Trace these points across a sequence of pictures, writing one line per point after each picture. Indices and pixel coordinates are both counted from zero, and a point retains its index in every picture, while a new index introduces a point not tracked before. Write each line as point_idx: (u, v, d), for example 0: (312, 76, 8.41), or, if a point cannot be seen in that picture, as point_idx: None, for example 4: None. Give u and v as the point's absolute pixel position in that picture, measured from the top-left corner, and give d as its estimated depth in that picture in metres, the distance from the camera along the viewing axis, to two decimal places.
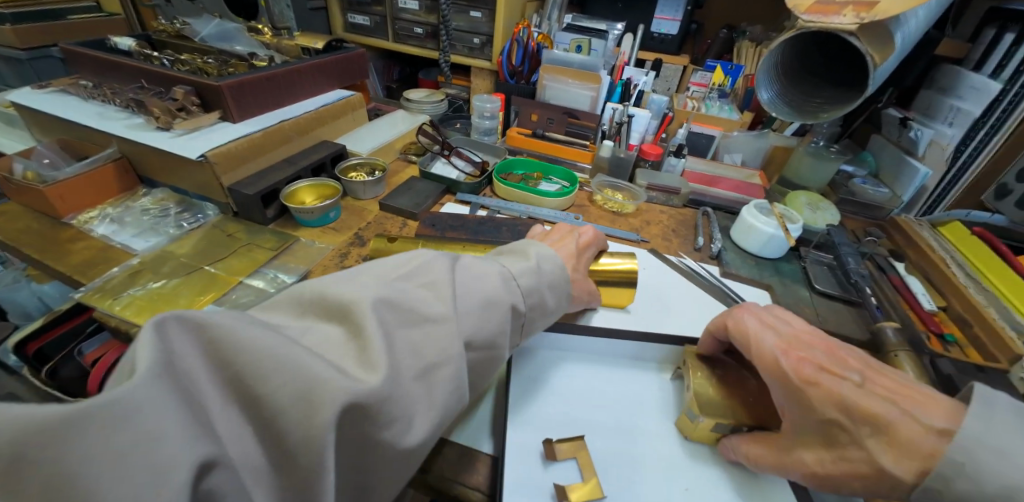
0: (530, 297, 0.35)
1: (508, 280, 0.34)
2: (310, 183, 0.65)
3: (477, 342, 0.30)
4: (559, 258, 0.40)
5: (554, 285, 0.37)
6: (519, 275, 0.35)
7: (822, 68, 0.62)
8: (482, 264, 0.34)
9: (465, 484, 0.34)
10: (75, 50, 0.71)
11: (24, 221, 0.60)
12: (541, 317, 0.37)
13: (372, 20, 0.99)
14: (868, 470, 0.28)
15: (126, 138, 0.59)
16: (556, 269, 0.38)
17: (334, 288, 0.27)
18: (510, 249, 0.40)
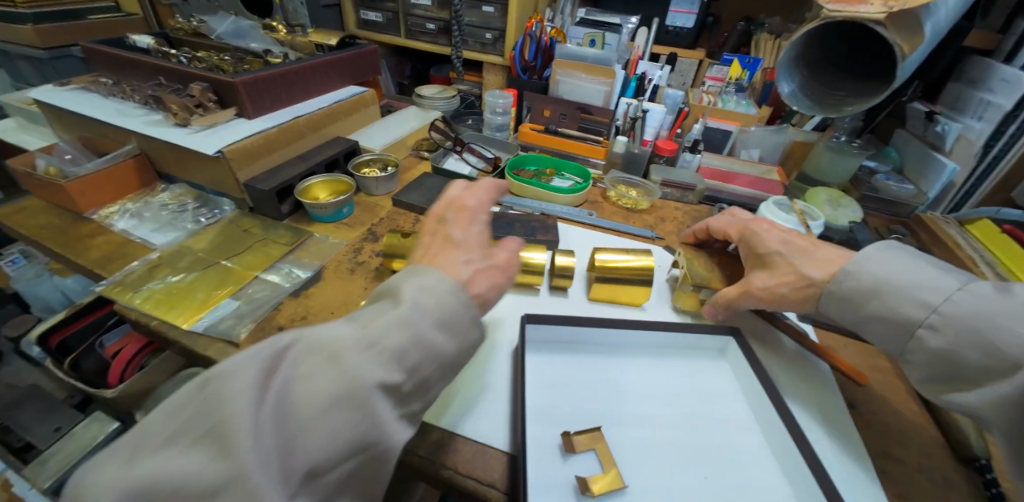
0: (405, 360, 0.26)
1: (364, 355, 0.25)
2: (323, 179, 0.65)
3: (329, 462, 0.23)
4: (444, 277, 0.30)
5: (440, 322, 0.28)
6: (377, 341, 0.25)
7: (845, 60, 0.60)
8: (330, 342, 0.25)
9: (481, 482, 0.34)
10: (95, 48, 0.73)
11: (47, 216, 0.61)
12: (441, 373, 0.28)
13: (384, 17, 0.99)
14: (796, 276, 0.41)
15: (145, 134, 0.60)
16: (441, 300, 0.29)
17: (86, 484, 0.19)
18: (384, 288, 0.31)
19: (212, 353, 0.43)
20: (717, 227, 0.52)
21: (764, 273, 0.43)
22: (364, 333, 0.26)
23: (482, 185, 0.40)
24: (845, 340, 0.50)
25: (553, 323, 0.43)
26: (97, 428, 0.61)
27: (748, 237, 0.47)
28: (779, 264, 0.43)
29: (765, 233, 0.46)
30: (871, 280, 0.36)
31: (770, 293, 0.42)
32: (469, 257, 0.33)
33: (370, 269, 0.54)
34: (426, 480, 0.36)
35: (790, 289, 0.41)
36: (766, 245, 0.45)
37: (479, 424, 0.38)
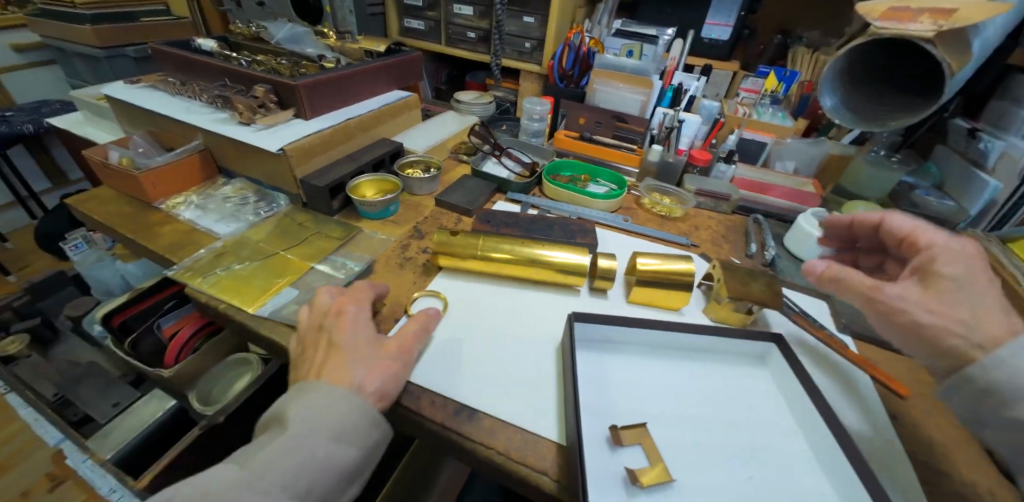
0: (299, 481, 0.30)
1: (256, 489, 0.29)
2: (372, 178, 0.68)
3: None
4: (335, 390, 0.34)
5: (332, 437, 0.33)
6: (287, 468, 0.30)
7: (889, 76, 0.60)
8: (219, 486, 0.29)
9: (534, 469, 0.35)
10: (163, 49, 0.78)
11: (118, 204, 0.66)
12: (340, 482, 0.33)
13: (426, 24, 1.03)
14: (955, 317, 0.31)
15: (211, 130, 0.65)
16: (331, 418, 0.33)
17: None
18: (276, 412, 0.34)
19: (276, 336, 0.46)
20: (896, 225, 0.42)
21: (916, 287, 0.34)
22: (252, 469, 0.30)
23: (360, 292, 0.45)
24: (886, 353, 0.50)
25: (601, 321, 0.44)
26: (155, 405, 0.64)
27: (937, 249, 0.35)
28: (947, 289, 0.33)
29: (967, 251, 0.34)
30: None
31: (901, 315, 0.34)
32: (362, 358, 0.37)
33: (418, 264, 0.57)
34: (478, 463, 0.38)
35: (925, 319, 0.33)
36: (941, 262, 0.34)
37: (529, 414, 0.39)
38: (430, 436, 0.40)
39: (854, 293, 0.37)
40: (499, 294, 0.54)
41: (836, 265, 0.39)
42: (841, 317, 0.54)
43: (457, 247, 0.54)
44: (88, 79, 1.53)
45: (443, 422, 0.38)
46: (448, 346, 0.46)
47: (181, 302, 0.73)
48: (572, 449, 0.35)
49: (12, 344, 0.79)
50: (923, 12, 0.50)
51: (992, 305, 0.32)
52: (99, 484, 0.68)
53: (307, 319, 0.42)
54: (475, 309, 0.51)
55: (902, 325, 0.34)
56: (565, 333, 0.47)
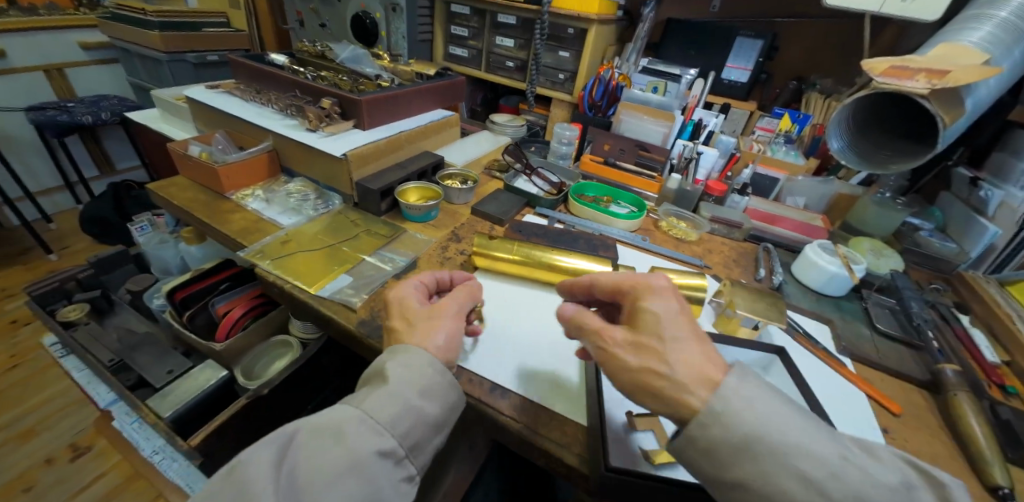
0: (397, 428, 0.34)
1: (365, 430, 0.33)
2: (417, 185, 0.76)
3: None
4: (422, 353, 0.39)
5: (423, 392, 0.37)
6: (379, 414, 0.34)
7: (891, 123, 0.67)
8: (334, 423, 0.33)
9: (555, 443, 0.40)
10: (241, 60, 0.88)
11: (193, 192, 0.74)
12: (428, 433, 0.37)
13: (469, 52, 1.14)
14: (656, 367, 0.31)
15: (283, 134, 0.73)
16: (422, 377, 0.37)
17: None
18: (372, 367, 0.39)
19: (333, 314, 0.52)
20: (602, 279, 0.43)
21: (626, 330, 0.35)
22: (360, 413, 0.34)
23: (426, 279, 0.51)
24: (882, 375, 0.55)
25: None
26: (210, 374, 0.70)
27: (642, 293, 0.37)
28: (649, 324, 0.33)
29: (662, 286, 0.37)
30: (743, 428, 0.27)
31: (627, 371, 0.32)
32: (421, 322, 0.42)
33: (456, 264, 0.63)
34: (505, 436, 0.43)
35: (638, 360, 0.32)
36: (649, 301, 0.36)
37: (555, 399, 0.44)
38: (464, 410, 0.46)
39: (587, 339, 0.37)
40: (528, 296, 0.60)
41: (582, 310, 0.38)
42: (840, 339, 0.58)
43: (495, 250, 0.61)
44: (147, 78, 1.66)
45: (477, 396, 0.44)
46: (486, 336, 0.52)
47: (234, 284, 0.80)
48: (594, 429, 0.39)
49: (74, 311, 0.86)
50: (919, 71, 0.56)
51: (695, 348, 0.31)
52: (142, 446, 0.76)
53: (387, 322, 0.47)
54: (507, 307, 0.57)
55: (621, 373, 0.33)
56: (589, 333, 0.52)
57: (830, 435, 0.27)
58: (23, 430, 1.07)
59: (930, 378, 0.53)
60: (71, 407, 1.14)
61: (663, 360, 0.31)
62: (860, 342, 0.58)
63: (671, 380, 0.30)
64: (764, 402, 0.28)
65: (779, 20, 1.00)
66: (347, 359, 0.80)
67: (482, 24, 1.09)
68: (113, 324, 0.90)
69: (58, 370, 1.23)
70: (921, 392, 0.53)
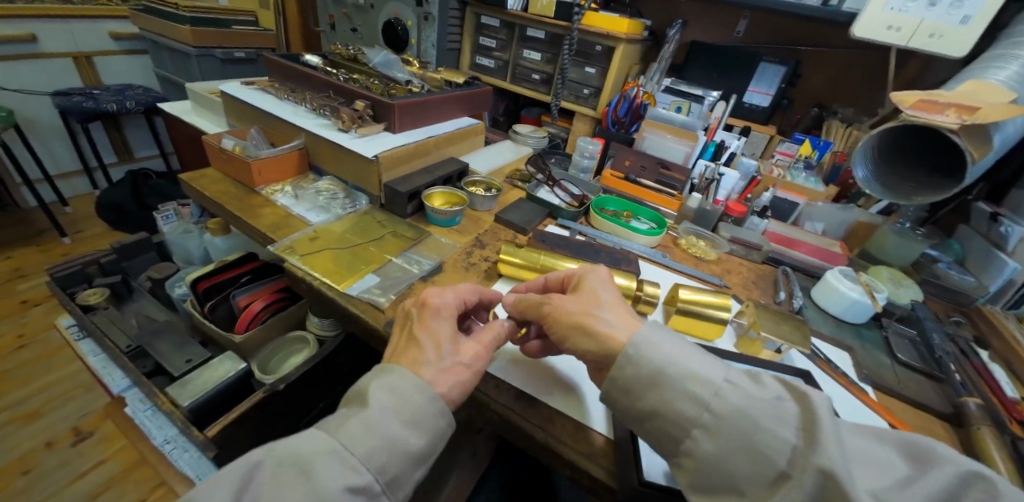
0: (372, 462, 0.32)
1: (335, 464, 0.31)
2: (443, 190, 0.77)
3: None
4: (410, 376, 0.37)
5: (406, 419, 0.35)
6: (352, 448, 0.32)
7: (914, 154, 0.68)
8: (305, 455, 0.31)
9: (581, 454, 0.40)
10: (276, 60, 0.91)
11: (224, 185, 0.76)
12: (410, 466, 0.34)
13: (495, 63, 1.17)
14: (583, 316, 0.40)
15: (316, 132, 0.75)
16: (408, 403, 0.35)
17: None
18: (357, 390, 0.37)
19: (361, 312, 0.53)
20: (553, 274, 0.52)
21: (570, 296, 0.43)
22: (332, 445, 0.32)
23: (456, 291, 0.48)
24: (903, 405, 0.54)
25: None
26: (229, 365, 0.69)
27: (581, 273, 0.47)
28: (587, 291, 0.43)
29: (597, 270, 0.47)
30: (648, 363, 0.34)
31: (572, 322, 0.40)
32: (440, 355, 0.40)
33: (480, 270, 0.64)
34: (529, 445, 0.43)
35: (576, 308, 0.41)
36: (585, 277, 0.46)
37: (582, 410, 0.44)
38: (487, 416, 0.46)
39: (533, 308, 0.45)
40: None
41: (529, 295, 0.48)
42: (861, 367, 0.58)
43: (520, 258, 0.61)
44: (174, 71, 1.70)
45: (504, 403, 0.44)
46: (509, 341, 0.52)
47: (255, 277, 0.80)
48: (624, 442, 0.40)
49: (94, 295, 0.88)
50: (949, 106, 0.57)
51: (618, 306, 0.41)
52: (153, 435, 0.78)
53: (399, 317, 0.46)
54: None
55: (562, 323, 0.41)
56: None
57: (720, 367, 0.33)
58: (27, 412, 1.07)
59: (952, 411, 0.53)
60: (77, 390, 1.14)
61: (596, 313, 0.40)
62: (880, 370, 0.58)
63: (602, 320, 0.39)
64: (666, 339, 0.35)
65: (802, 48, 1.02)
66: (362, 358, 0.80)
67: (510, 37, 1.11)
68: (131, 310, 0.91)
69: (66, 353, 1.24)
70: (943, 425, 0.52)
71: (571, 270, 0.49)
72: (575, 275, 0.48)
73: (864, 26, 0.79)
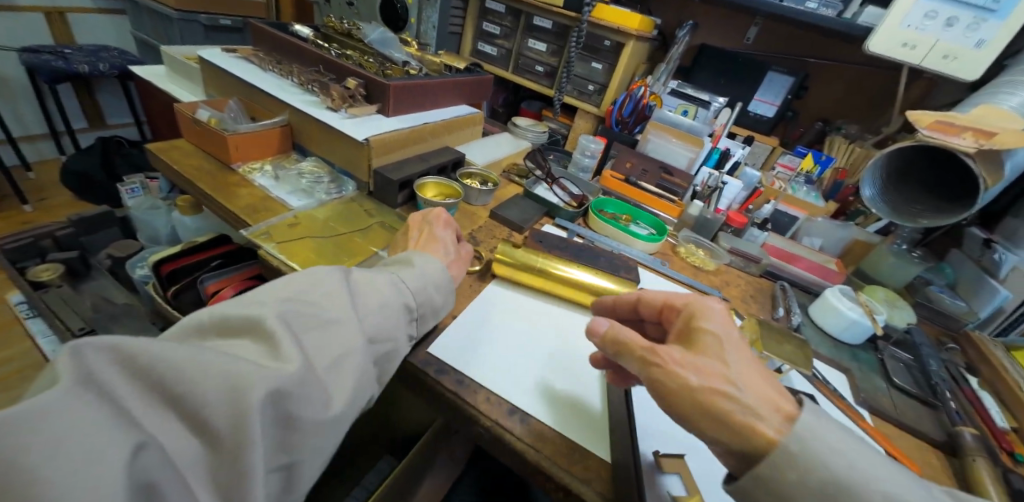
0: (420, 294, 0.42)
1: (399, 286, 0.40)
2: (436, 180, 0.72)
3: (380, 336, 0.36)
4: (440, 260, 0.47)
5: (438, 283, 0.44)
6: (408, 280, 0.42)
7: (935, 184, 0.65)
8: (374, 275, 0.40)
9: (576, 478, 0.37)
10: (263, 27, 0.84)
11: (196, 159, 0.70)
12: (432, 314, 0.44)
13: (498, 51, 1.12)
14: (717, 389, 0.28)
15: (301, 109, 0.69)
16: (439, 273, 0.45)
17: (234, 309, 0.30)
18: (396, 259, 0.46)
19: None
20: (650, 294, 0.42)
21: (685, 350, 0.32)
22: (394, 277, 0.41)
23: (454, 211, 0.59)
24: (900, 431, 0.53)
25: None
26: None
27: (697, 309, 0.36)
28: (710, 345, 0.32)
29: (718, 308, 0.35)
30: (820, 472, 0.25)
31: (694, 397, 0.29)
32: (448, 250, 0.51)
33: (474, 268, 0.59)
34: (521, 465, 0.40)
35: (701, 379, 0.29)
36: (705, 319, 0.34)
37: (577, 428, 0.41)
38: (474, 431, 0.42)
39: (630, 357, 0.33)
40: (550, 312, 0.56)
41: (620, 324, 0.35)
42: (859, 390, 0.57)
43: (517, 260, 0.57)
44: (154, 35, 1.59)
45: (494, 418, 0.40)
46: (501, 342, 0.49)
47: (227, 262, 0.74)
48: (625, 468, 0.36)
49: (46, 271, 0.80)
50: (966, 129, 0.56)
51: (765, 381, 0.30)
52: None
53: (410, 218, 0.55)
54: (524, 318, 0.53)
55: (675, 393, 0.29)
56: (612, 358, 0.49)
57: (915, 483, 0.26)
58: None
59: (947, 439, 0.52)
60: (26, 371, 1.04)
61: (728, 382, 0.29)
62: (877, 394, 0.57)
63: (740, 404, 0.28)
64: (844, 442, 0.26)
65: (811, 60, 1.01)
66: None
67: (516, 25, 1.07)
68: (87, 289, 0.83)
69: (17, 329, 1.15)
70: (938, 453, 0.51)
71: (683, 300, 0.38)
72: (693, 313, 0.36)
73: (879, 42, 0.77)
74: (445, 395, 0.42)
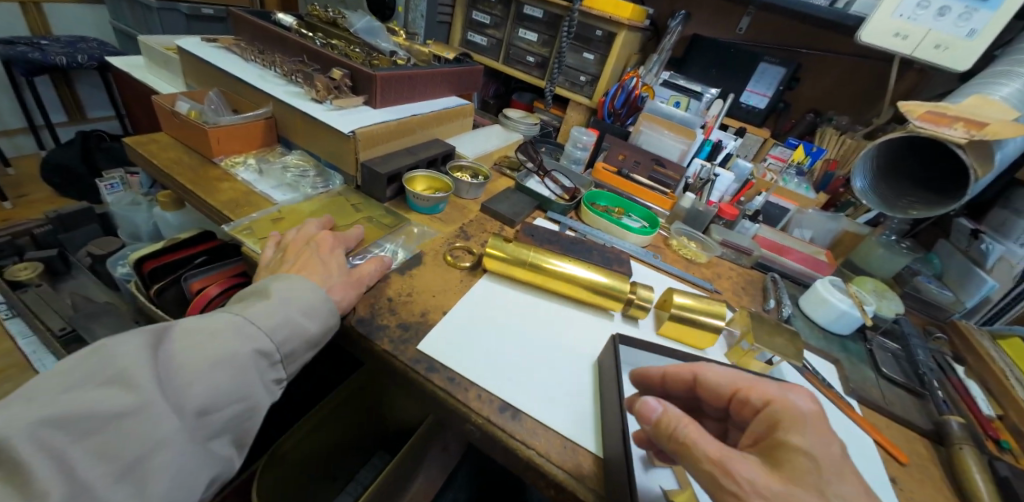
0: (276, 335, 0.37)
1: (243, 332, 0.35)
2: (426, 174, 0.70)
3: (215, 405, 0.32)
4: (308, 281, 0.42)
5: (305, 310, 0.40)
6: (256, 322, 0.37)
7: (934, 179, 0.64)
8: (210, 325, 0.35)
9: (571, 474, 0.37)
10: (244, 16, 0.81)
11: (176, 152, 0.67)
12: (306, 348, 0.40)
13: (488, 41, 1.10)
14: None
15: (285, 101, 0.67)
16: (309, 298, 0.41)
17: None
18: (255, 290, 0.41)
19: None
20: (712, 378, 0.38)
21: (767, 470, 0.29)
22: (241, 320, 0.36)
23: (343, 233, 0.54)
24: (888, 421, 0.54)
25: (642, 349, 0.47)
26: None
27: (779, 415, 0.33)
28: (804, 469, 0.28)
29: (812, 418, 0.32)
30: None
31: None
32: (331, 270, 0.46)
33: (463, 263, 0.58)
34: (513, 462, 0.39)
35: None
36: (791, 432, 0.31)
37: (569, 423, 0.41)
38: (465, 428, 0.41)
39: (696, 467, 0.30)
40: (542, 306, 0.56)
41: (675, 410, 0.33)
42: (848, 381, 0.57)
43: (508, 253, 0.56)
44: (134, 25, 1.53)
45: (484, 415, 0.40)
46: (492, 338, 0.48)
47: (212, 259, 0.72)
48: (614, 462, 0.36)
49: (24, 271, 0.77)
50: (957, 119, 0.55)
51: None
52: None
53: (291, 240, 0.50)
54: (515, 313, 0.53)
55: None
56: (603, 351, 0.49)
57: None
58: None
59: (933, 428, 0.53)
60: None
61: None
62: (867, 384, 0.58)
63: None
64: None
65: (804, 51, 1.00)
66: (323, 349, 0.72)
67: (505, 15, 1.05)
68: (67, 288, 0.81)
69: None
70: (925, 442, 0.52)
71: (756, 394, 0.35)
72: (772, 417, 0.33)
73: (871, 32, 0.77)
74: (435, 392, 0.42)
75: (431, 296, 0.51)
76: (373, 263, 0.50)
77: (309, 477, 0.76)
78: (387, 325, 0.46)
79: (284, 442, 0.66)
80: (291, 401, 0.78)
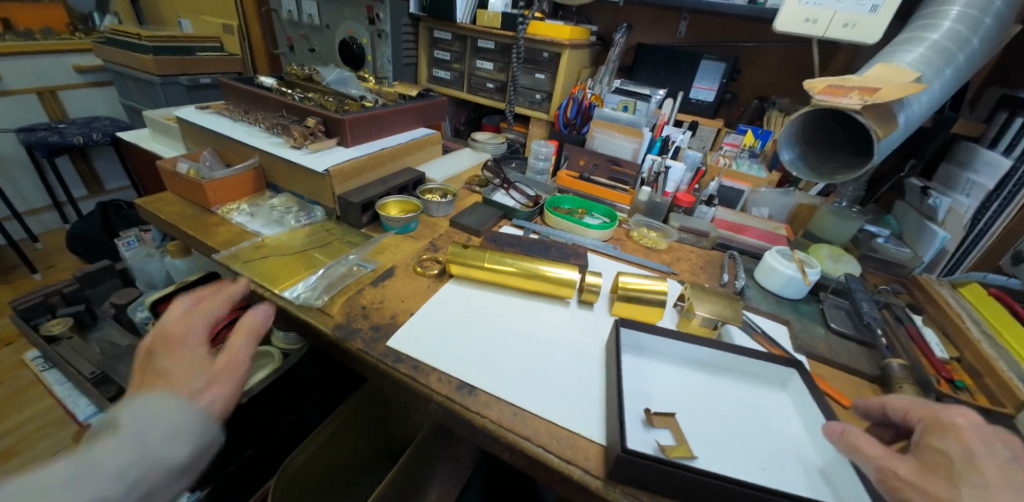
0: (133, 471, 0.28)
1: (90, 475, 0.26)
2: (398, 199, 0.78)
3: None
4: (176, 396, 0.33)
5: (167, 432, 0.31)
6: (106, 460, 0.27)
7: (856, 146, 0.70)
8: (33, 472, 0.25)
9: (529, 440, 0.42)
10: (231, 83, 0.93)
11: (179, 206, 0.77)
12: (174, 479, 0.31)
13: (451, 74, 1.21)
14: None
15: (269, 151, 0.77)
16: (177, 414, 0.32)
17: None
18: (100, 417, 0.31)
19: (309, 317, 0.54)
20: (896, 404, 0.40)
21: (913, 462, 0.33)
22: (79, 460, 0.27)
23: (212, 302, 0.43)
24: (837, 372, 0.57)
25: (644, 330, 0.53)
26: None
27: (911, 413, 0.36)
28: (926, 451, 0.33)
29: (958, 425, 0.34)
30: None
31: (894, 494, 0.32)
32: (200, 370, 0.37)
33: (431, 271, 0.65)
34: (476, 434, 0.45)
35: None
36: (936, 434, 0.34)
37: (523, 393, 0.47)
38: (432, 408, 0.47)
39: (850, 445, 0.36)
40: (503, 301, 0.62)
41: (852, 429, 0.38)
42: (796, 338, 0.61)
43: (467, 258, 0.62)
44: (140, 100, 1.69)
45: (446, 394, 0.46)
46: (457, 332, 0.54)
47: None
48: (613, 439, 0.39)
49: (58, 325, 0.87)
50: (852, 89, 0.61)
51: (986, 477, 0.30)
52: None
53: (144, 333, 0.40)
54: (480, 310, 0.59)
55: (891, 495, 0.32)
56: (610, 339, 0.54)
57: None
58: None
59: (880, 373, 0.56)
60: (49, 427, 1.11)
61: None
62: (814, 340, 0.62)
63: None
64: None
65: (739, 44, 1.08)
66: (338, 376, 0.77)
67: (463, 49, 1.15)
68: (95, 338, 0.90)
69: (35, 392, 1.19)
70: (873, 387, 0.55)
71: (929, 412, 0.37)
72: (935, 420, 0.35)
73: (785, 21, 0.84)
74: (404, 381, 0.48)
75: (401, 302, 0.58)
76: (242, 341, 0.41)
77: (324, 488, 0.82)
78: (361, 328, 0.53)
79: (296, 458, 0.71)
80: (304, 421, 0.84)
